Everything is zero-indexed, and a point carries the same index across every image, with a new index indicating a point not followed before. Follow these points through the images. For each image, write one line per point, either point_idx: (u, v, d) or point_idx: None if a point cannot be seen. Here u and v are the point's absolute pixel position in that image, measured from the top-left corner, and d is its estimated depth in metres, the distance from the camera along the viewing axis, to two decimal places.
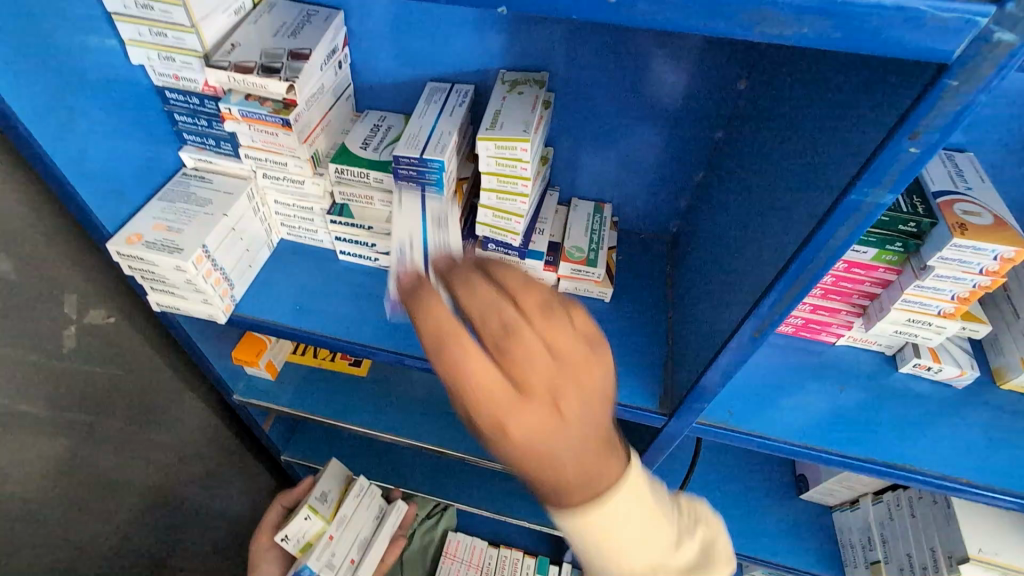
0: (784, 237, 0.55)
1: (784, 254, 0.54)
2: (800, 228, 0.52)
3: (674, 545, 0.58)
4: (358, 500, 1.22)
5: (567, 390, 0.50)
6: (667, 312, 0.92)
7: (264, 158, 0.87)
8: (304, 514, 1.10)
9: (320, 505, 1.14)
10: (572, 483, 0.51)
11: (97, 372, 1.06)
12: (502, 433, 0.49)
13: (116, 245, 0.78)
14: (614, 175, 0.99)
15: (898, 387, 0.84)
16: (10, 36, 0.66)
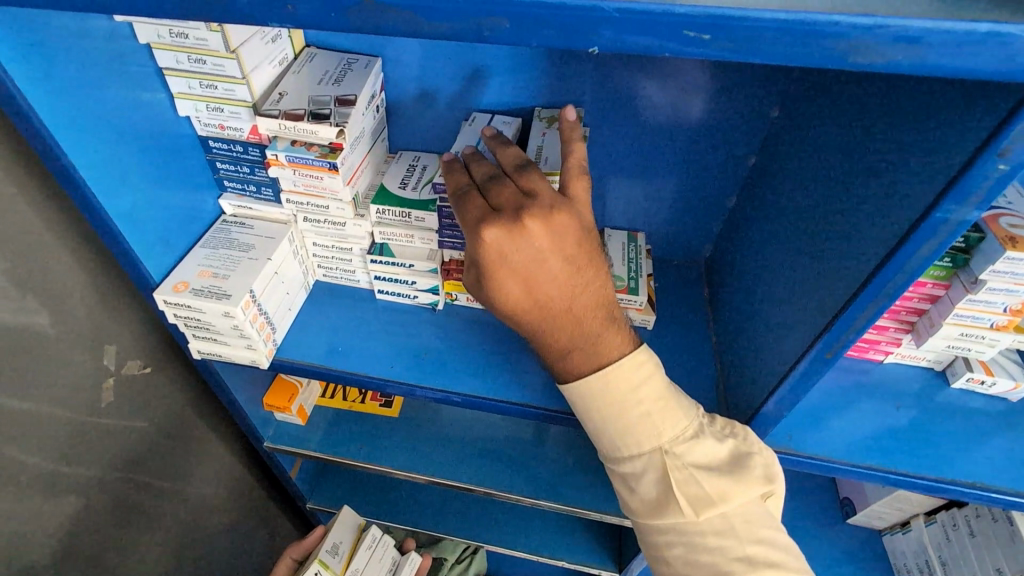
0: (853, 256, 0.55)
1: (856, 273, 0.55)
2: (874, 247, 0.52)
3: (695, 442, 0.66)
4: (371, 552, 1.13)
5: (573, 262, 0.63)
6: (710, 337, 0.92)
7: (306, 202, 0.88)
8: (315, 569, 1.00)
9: (331, 559, 1.04)
10: (617, 390, 0.65)
11: (129, 425, 1.04)
12: (523, 309, 0.64)
13: (164, 294, 0.78)
14: (647, 204, 1.00)
15: (953, 402, 0.84)
16: (77, 94, 0.67)
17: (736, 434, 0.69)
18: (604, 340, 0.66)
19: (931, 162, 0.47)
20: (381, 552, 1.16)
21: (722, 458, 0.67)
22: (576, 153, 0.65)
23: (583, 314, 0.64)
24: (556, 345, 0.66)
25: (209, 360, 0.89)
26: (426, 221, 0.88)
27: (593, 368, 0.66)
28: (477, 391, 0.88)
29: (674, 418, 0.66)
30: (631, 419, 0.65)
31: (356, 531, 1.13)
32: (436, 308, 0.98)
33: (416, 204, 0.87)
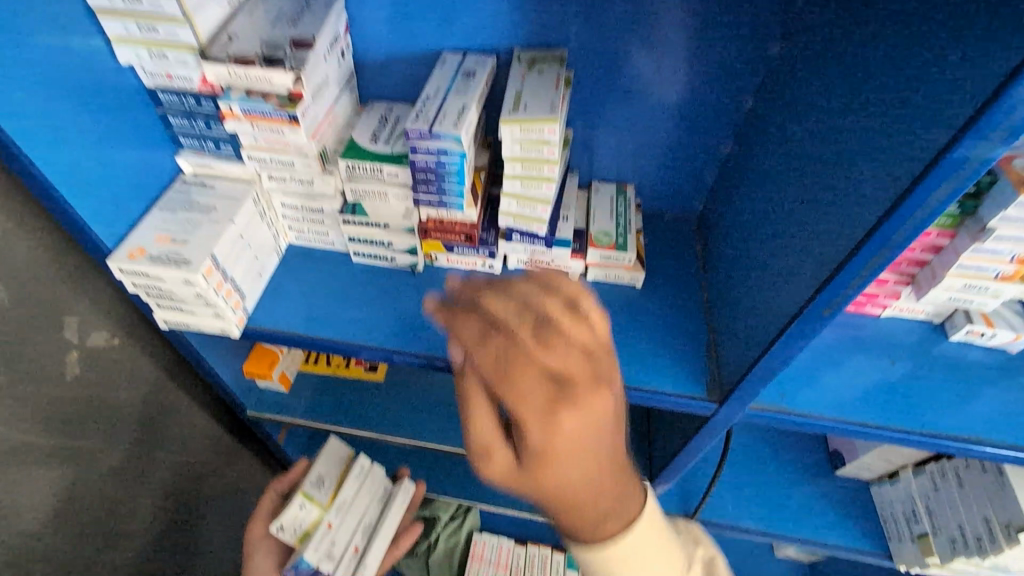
0: (859, 204, 0.51)
1: (861, 223, 0.50)
2: (882, 193, 0.48)
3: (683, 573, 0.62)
4: (360, 484, 1.14)
5: (590, 469, 0.49)
6: (702, 293, 0.89)
7: (269, 159, 0.82)
8: (298, 502, 1.02)
9: (316, 491, 1.06)
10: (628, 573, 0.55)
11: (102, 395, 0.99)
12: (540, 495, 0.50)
13: (118, 262, 0.73)
14: (637, 155, 0.94)
15: (951, 355, 0.81)
16: None
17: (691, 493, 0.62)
18: (622, 512, 0.55)
19: (952, 96, 0.41)
20: (371, 483, 1.17)
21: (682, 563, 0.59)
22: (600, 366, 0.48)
23: (602, 493, 0.52)
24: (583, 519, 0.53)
25: (177, 330, 0.85)
26: (399, 177, 0.81)
27: (622, 527, 0.55)
28: None
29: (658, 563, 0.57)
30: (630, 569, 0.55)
31: (343, 463, 1.14)
32: (415, 270, 0.93)
33: (388, 159, 0.81)
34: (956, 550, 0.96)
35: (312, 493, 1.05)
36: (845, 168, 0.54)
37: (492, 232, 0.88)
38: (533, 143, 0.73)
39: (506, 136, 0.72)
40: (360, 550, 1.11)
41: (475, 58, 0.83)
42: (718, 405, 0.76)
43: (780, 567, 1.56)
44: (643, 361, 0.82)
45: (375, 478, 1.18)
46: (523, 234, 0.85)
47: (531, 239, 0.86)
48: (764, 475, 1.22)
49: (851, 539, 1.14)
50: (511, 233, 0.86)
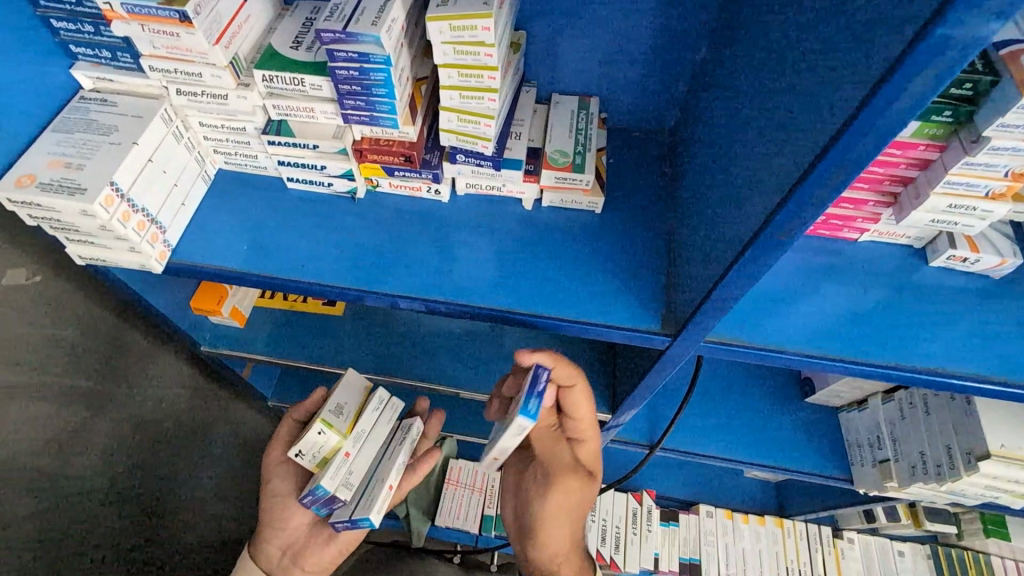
0: (828, 107, 0.43)
1: (824, 130, 0.43)
2: (853, 91, 0.40)
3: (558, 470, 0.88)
4: (380, 416, 0.95)
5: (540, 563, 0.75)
6: (667, 219, 0.81)
7: (173, 69, 0.71)
8: (316, 429, 0.83)
9: (336, 419, 0.87)
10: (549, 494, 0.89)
11: None
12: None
13: (5, 191, 0.65)
14: (601, 62, 0.83)
15: (929, 283, 0.76)
16: None
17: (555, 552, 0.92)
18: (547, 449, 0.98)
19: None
20: (391, 419, 0.97)
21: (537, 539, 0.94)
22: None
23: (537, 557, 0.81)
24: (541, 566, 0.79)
25: (96, 264, 0.79)
26: (323, 89, 0.72)
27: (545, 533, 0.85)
28: (403, 289, 0.78)
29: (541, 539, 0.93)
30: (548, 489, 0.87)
31: (362, 395, 0.94)
32: (356, 197, 0.86)
33: (309, 68, 0.71)
34: (916, 475, 0.96)
35: (332, 418, 0.86)
36: (818, 63, 0.45)
37: (436, 152, 0.79)
38: (467, 45, 0.63)
39: (435, 36, 0.62)
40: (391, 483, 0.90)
41: None
42: (672, 339, 0.72)
43: (747, 486, 1.61)
44: (597, 293, 0.76)
45: (396, 411, 0.98)
46: (469, 155, 0.77)
47: (477, 160, 0.77)
48: (734, 403, 1.20)
49: (814, 462, 1.15)
50: (455, 153, 0.77)
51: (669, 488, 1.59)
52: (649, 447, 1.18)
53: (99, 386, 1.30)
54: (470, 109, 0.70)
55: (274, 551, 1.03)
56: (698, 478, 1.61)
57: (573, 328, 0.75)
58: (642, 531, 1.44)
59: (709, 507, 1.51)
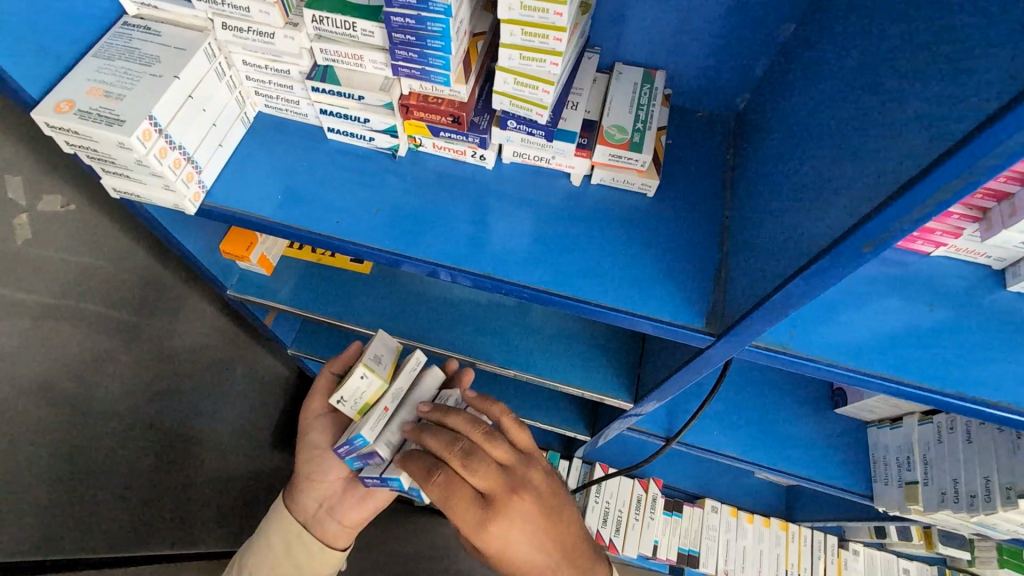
0: (960, 103, 0.38)
1: (950, 131, 0.38)
2: (1003, 88, 0.35)
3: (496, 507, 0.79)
4: (417, 376, 0.92)
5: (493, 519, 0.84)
6: (723, 211, 0.76)
7: (221, 1, 0.68)
8: (359, 372, 0.83)
9: (378, 366, 0.85)
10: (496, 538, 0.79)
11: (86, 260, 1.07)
12: None
13: (43, 115, 0.63)
14: (674, 32, 0.77)
15: (1002, 309, 0.70)
16: None
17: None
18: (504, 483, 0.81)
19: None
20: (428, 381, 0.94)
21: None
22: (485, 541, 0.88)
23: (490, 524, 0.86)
24: None
25: (130, 199, 0.77)
26: (375, 36, 0.67)
27: None
28: (437, 256, 0.75)
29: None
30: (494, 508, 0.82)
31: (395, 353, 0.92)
32: (397, 155, 0.82)
33: (361, 12, 0.67)
34: (944, 502, 0.92)
35: (374, 364, 0.85)
36: (954, 51, 0.39)
37: (486, 115, 0.75)
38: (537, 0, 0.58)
39: None
40: None
41: None
42: (715, 339, 0.68)
43: (755, 487, 1.59)
44: (640, 282, 0.72)
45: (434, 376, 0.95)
46: (520, 122, 0.72)
47: (529, 128, 0.73)
48: (759, 405, 1.17)
49: (834, 474, 1.12)
50: (506, 119, 0.73)
51: (676, 478, 1.58)
52: (665, 439, 1.17)
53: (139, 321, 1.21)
54: (529, 71, 0.65)
55: (309, 504, 1.06)
56: (706, 473, 1.59)
57: (610, 316, 0.72)
58: (645, 518, 1.44)
59: (715, 503, 1.50)
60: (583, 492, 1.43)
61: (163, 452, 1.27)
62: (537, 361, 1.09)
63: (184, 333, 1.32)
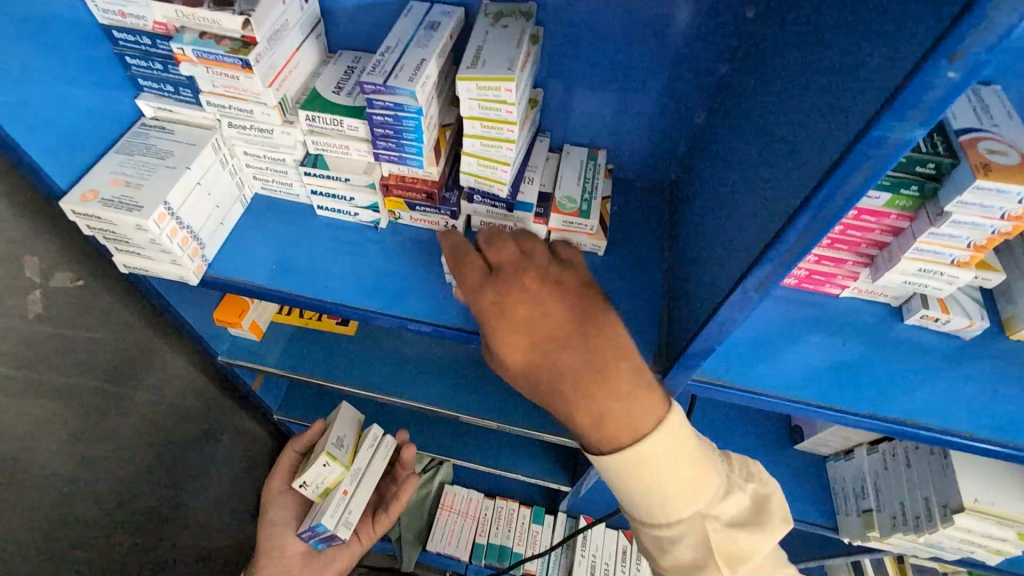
0: (795, 179, 0.50)
1: (792, 198, 0.50)
2: (815, 168, 0.46)
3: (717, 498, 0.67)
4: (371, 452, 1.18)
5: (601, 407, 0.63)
6: (664, 265, 0.88)
7: (228, 105, 0.80)
8: (323, 461, 1.05)
9: (338, 451, 1.08)
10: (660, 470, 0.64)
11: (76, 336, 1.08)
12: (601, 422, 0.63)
13: (70, 203, 0.73)
14: (610, 118, 0.91)
15: (904, 340, 0.81)
16: None
17: (751, 476, 0.75)
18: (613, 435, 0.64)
19: (884, 64, 0.39)
20: (381, 454, 1.21)
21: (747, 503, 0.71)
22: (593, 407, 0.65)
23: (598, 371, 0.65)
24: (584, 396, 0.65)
25: (137, 273, 0.86)
26: (359, 130, 0.80)
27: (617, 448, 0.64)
28: (415, 313, 0.85)
29: (708, 484, 0.66)
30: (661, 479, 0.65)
31: (356, 427, 1.16)
32: (378, 227, 0.93)
33: (348, 112, 0.79)
34: (896, 526, 0.99)
35: (335, 452, 1.07)
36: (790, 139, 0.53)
37: (455, 192, 0.87)
38: (491, 102, 0.71)
39: (463, 93, 0.71)
40: (349, 495, 1.15)
41: (442, 9, 0.80)
42: (662, 376, 0.77)
43: None
44: None
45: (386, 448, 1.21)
46: (484, 196, 0.84)
47: (492, 202, 0.84)
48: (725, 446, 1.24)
49: (800, 508, 1.18)
50: (473, 194, 0.85)
51: None
52: None
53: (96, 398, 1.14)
54: (489, 155, 0.78)
55: None
56: None
57: None
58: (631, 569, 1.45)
59: None
60: (568, 546, 1.45)
61: (149, 518, 1.28)
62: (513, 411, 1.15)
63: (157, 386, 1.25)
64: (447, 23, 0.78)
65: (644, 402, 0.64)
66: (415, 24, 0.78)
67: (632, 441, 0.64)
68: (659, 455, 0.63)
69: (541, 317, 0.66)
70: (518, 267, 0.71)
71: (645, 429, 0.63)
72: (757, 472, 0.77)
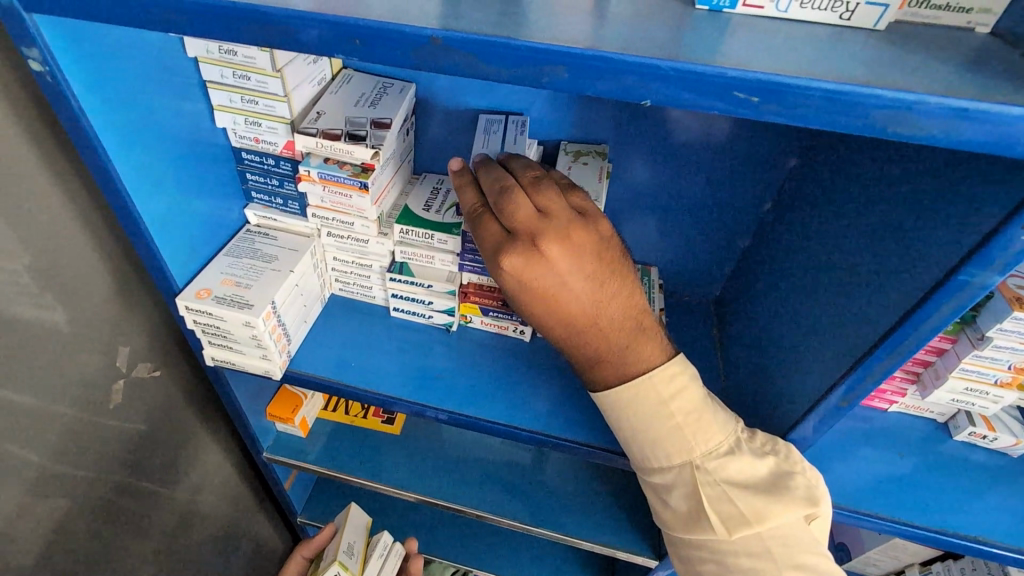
0: (878, 309, 0.58)
1: (878, 323, 0.58)
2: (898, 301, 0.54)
3: (727, 456, 0.67)
4: (380, 565, 1.14)
5: (595, 327, 0.65)
6: (720, 375, 0.94)
7: (332, 218, 0.89)
8: (334, 571, 1.01)
9: (349, 561, 1.05)
10: (641, 402, 0.68)
11: (142, 431, 1.03)
12: (593, 347, 0.66)
13: (185, 300, 0.79)
14: (662, 241, 1.02)
15: (956, 456, 0.85)
16: (121, 115, 0.68)
17: (776, 451, 0.70)
18: (608, 351, 0.67)
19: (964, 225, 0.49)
20: (390, 566, 1.16)
21: (763, 474, 0.67)
22: (594, 318, 0.65)
23: (596, 292, 0.64)
24: (583, 324, 0.65)
25: (220, 367, 0.90)
26: (448, 243, 0.89)
27: (620, 379, 0.68)
28: (488, 415, 0.89)
29: (708, 431, 0.67)
30: (665, 432, 0.67)
31: (365, 534, 1.13)
32: (450, 329, 0.99)
33: (439, 227, 0.89)
34: None
35: (346, 561, 1.04)
36: (862, 276, 0.61)
37: None
38: None
39: None
40: None
41: (514, 119, 0.89)
42: None
43: None
44: None
45: (395, 559, 1.18)
46: None
47: None
48: None
49: None
50: None
51: None
52: None
53: (138, 501, 1.09)
54: None
55: None
56: None
57: None
58: None
59: None
60: None
61: None
62: (557, 517, 1.13)
63: (193, 486, 1.19)
64: (520, 130, 0.87)
65: (646, 348, 0.68)
66: (494, 136, 0.85)
67: (620, 375, 0.68)
68: (653, 388, 0.67)
69: (543, 241, 0.61)
70: (535, 230, 0.61)
71: (636, 372, 0.68)
72: (789, 451, 0.70)
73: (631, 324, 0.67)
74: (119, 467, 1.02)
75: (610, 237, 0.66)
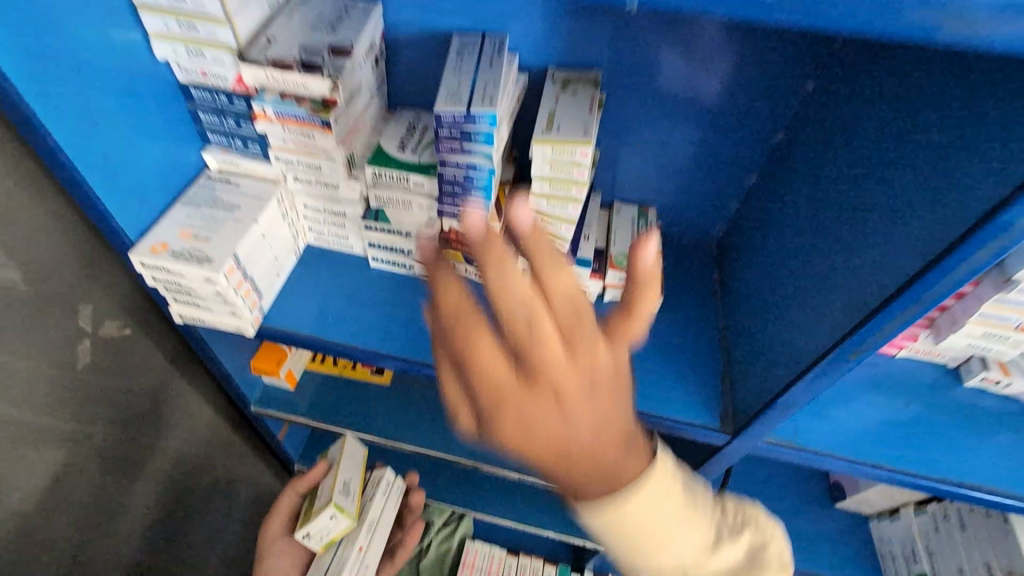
0: (906, 253, 0.51)
1: (903, 267, 0.51)
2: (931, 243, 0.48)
3: (709, 547, 0.57)
4: (379, 499, 1.17)
5: (578, 429, 0.45)
6: (719, 322, 0.89)
7: (296, 161, 0.81)
8: (329, 513, 1.03)
9: (344, 500, 1.06)
10: (637, 528, 0.51)
11: (122, 387, 1.01)
12: (569, 455, 0.46)
13: (140, 256, 0.73)
14: (661, 180, 0.94)
15: (965, 401, 0.81)
16: (24, 40, 0.58)
17: (747, 520, 0.63)
18: (621, 463, 0.49)
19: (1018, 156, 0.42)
20: (388, 498, 1.20)
21: (743, 560, 0.60)
22: (574, 432, 0.45)
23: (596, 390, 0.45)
24: (572, 443, 0.45)
25: (190, 324, 0.85)
26: (425, 187, 0.81)
27: (611, 492, 0.50)
28: None
29: (694, 530, 0.55)
30: (660, 535, 0.52)
31: (360, 470, 1.13)
32: None
33: (415, 169, 0.81)
34: None
35: (341, 502, 1.05)
36: (887, 215, 0.54)
37: None
38: (564, 164, 0.73)
39: (537, 155, 0.73)
40: (358, 546, 1.12)
41: (492, 38, 0.79)
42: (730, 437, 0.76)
43: None
44: (660, 384, 0.81)
45: (394, 491, 1.21)
46: None
47: None
48: (768, 503, 1.21)
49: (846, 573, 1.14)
50: None
51: None
52: None
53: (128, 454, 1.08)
54: (553, 213, 0.79)
55: None
56: None
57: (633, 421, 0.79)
58: None
59: None
60: None
61: None
62: None
63: (183, 438, 1.18)
64: (499, 51, 0.77)
65: (637, 464, 0.50)
66: (470, 57, 0.76)
67: (610, 489, 0.49)
68: (651, 499, 0.51)
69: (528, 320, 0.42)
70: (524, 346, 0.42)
71: (625, 482, 0.50)
72: (756, 517, 0.64)
73: (625, 443, 0.49)
74: (97, 430, 1.00)
75: (630, 321, 0.47)
